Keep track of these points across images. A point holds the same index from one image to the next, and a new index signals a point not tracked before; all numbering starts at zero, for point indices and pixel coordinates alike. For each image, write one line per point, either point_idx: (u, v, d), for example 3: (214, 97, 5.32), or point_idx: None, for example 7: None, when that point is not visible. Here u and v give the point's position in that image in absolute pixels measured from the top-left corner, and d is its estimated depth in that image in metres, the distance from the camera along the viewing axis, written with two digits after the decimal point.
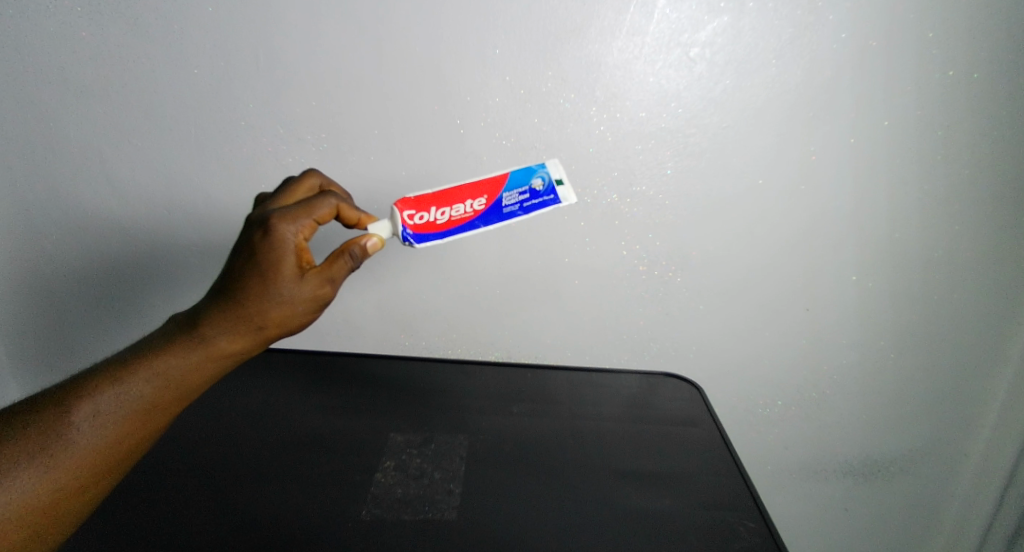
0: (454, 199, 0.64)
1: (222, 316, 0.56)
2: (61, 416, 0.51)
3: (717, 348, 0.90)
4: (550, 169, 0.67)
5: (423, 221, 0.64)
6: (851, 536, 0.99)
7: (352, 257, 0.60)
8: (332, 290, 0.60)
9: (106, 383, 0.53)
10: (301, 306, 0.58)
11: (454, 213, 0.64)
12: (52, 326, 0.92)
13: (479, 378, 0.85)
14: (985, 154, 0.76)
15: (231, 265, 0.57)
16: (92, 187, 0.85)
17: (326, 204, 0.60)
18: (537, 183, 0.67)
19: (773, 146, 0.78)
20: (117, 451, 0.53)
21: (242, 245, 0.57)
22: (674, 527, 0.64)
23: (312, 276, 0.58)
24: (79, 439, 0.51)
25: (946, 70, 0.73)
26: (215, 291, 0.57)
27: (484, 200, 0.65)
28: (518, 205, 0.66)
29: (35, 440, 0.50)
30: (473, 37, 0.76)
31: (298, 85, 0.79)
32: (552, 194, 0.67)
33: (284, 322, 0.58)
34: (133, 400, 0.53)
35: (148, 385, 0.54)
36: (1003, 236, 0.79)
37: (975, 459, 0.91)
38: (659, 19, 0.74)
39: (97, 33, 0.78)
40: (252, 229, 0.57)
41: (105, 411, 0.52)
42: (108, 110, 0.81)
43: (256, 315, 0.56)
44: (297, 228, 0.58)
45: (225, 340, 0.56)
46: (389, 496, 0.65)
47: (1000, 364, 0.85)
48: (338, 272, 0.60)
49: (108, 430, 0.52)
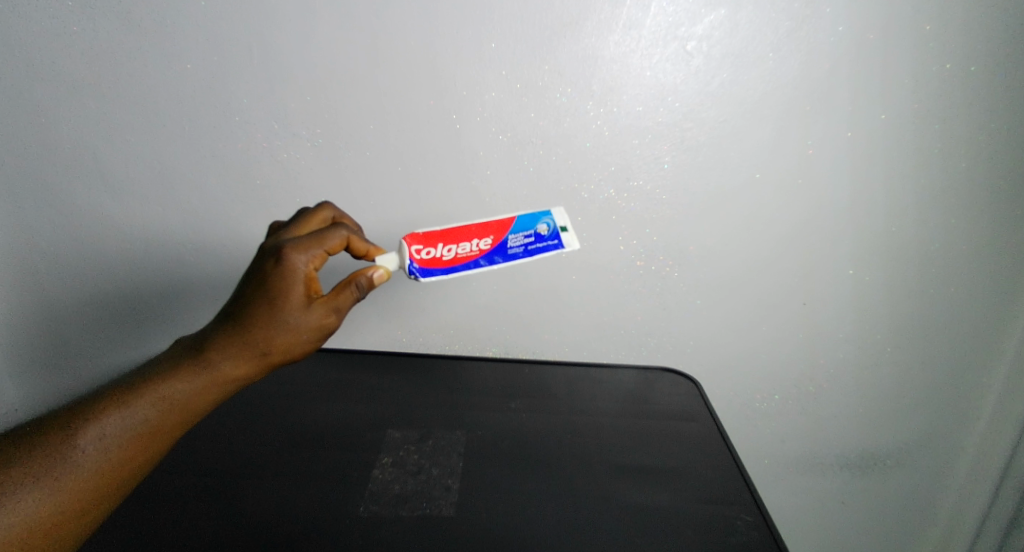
0: (462, 237, 0.66)
1: (229, 340, 0.55)
2: (67, 438, 0.50)
3: (713, 343, 0.90)
4: (556, 216, 0.69)
5: (429, 256, 0.64)
6: (848, 529, 0.99)
7: (358, 288, 0.60)
8: (337, 319, 0.59)
9: (111, 406, 0.52)
10: (307, 334, 0.57)
11: (460, 250, 0.65)
12: (46, 329, 0.91)
13: (475, 374, 0.85)
14: (981, 147, 0.76)
15: (240, 290, 0.56)
16: (85, 184, 0.84)
17: (337, 235, 0.59)
18: (542, 227, 0.68)
19: (771, 140, 0.78)
20: (120, 474, 0.52)
21: (252, 272, 0.57)
22: (672, 522, 0.64)
23: (319, 305, 0.58)
24: (83, 462, 0.50)
25: (943, 63, 0.73)
26: (222, 316, 0.57)
27: (490, 240, 0.66)
28: (523, 247, 0.68)
29: (41, 462, 0.49)
30: (470, 31, 0.75)
31: (293, 79, 0.78)
32: (556, 239, 0.68)
33: (289, 349, 0.57)
34: (137, 424, 0.52)
35: (153, 409, 0.53)
36: (997, 230, 0.80)
37: (970, 450, 0.91)
38: (656, 12, 0.74)
39: (88, 28, 0.77)
40: (264, 257, 0.57)
41: (111, 434, 0.51)
42: (100, 106, 0.81)
43: (262, 341, 0.56)
44: (308, 258, 0.57)
45: (230, 365, 0.55)
46: (386, 493, 0.65)
47: (996, 357, 0.86)
48: (345, 302, 0.59)
49: (113, 453, 0.51)
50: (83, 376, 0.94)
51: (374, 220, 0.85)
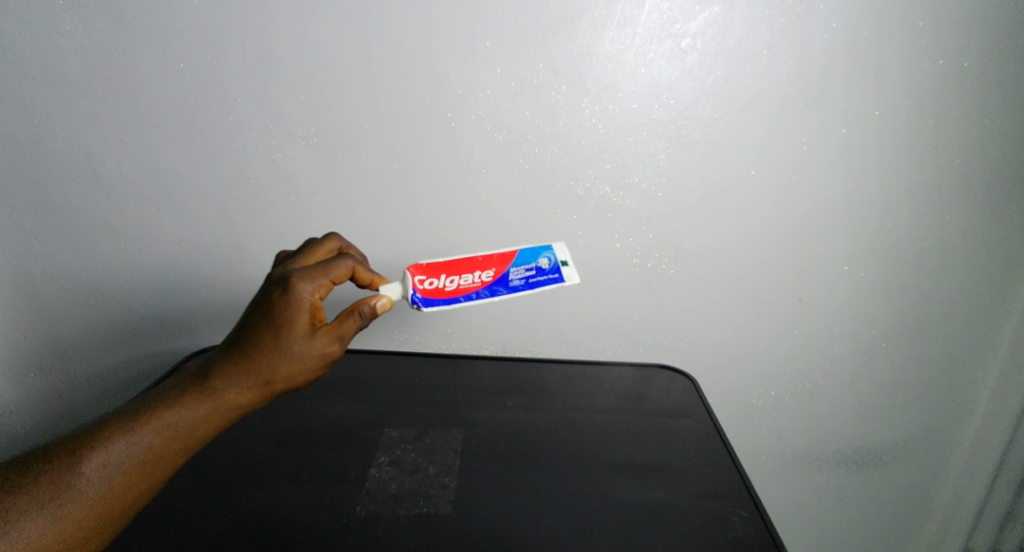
0: (464, 268, 0.66)
1: (233, 368, 0.54)
2: (71, 464, 0.49)
3: (709, 339, 0.90)
4: (557, 250, 0.70)
5: (432, 287, 0.64)
6: (844, 525, 0.99)
7: (361, 316, 0.58)
8: (340, 348, 0.58)
9: (116, 432, 0.51)
10: (310, 363, 0.56)
11: (462, 281, 0.66)
12: (37, 330, 0.90)
13: (472, 372, 0.85)
14: (974, 143, 0.77)
15: (246, 319, 0.56)
16: (78, 184, 0.84)
17: (342, 265, 0.58)
18: (543, 261, 0.69)
19: (767, 137, 0.78)
20: (122, 502, 0.51)
21: (259, 302, 0.56)
22: (669, 519, 0.64)
23: (323, 333, 0.56)
24: (86, 489, 0.49)
25: (936, 59, 0.73)
26: (227, 343, 0.56)
27: (492, 272, 0.67)
28: (524, 279, 0.68)
29: (44, 489, 0.48)
30: (464, 29, 0.75)
31: (287, 77, 0.78)
32: (557, 273, 0.69)
33: (292, 377, 0.55)
34: (141, 451, 0.51)
35: (157, 436, 0.52)
36: (990, 225, 0.80)
37: (964, 444, 0.92)
38: (651, 9, 0.74)
39: (79, 27, 0.77)
40: (271, 287, 0.56)
41: (115, 461, 0.50)
42: (92, 105, 0.80)
43: (265, 369, 0.54)
44: (315, 287, 0.56)
45: (234, 393, 0.54)
46: (383, 492, 0.65)
47: (990, 352, 0.87)
48: (348, 330, 0.57)
49: (117, 480, 0.50)
50: (75, 377, 0.93)
51: (370, 219, 0.85)
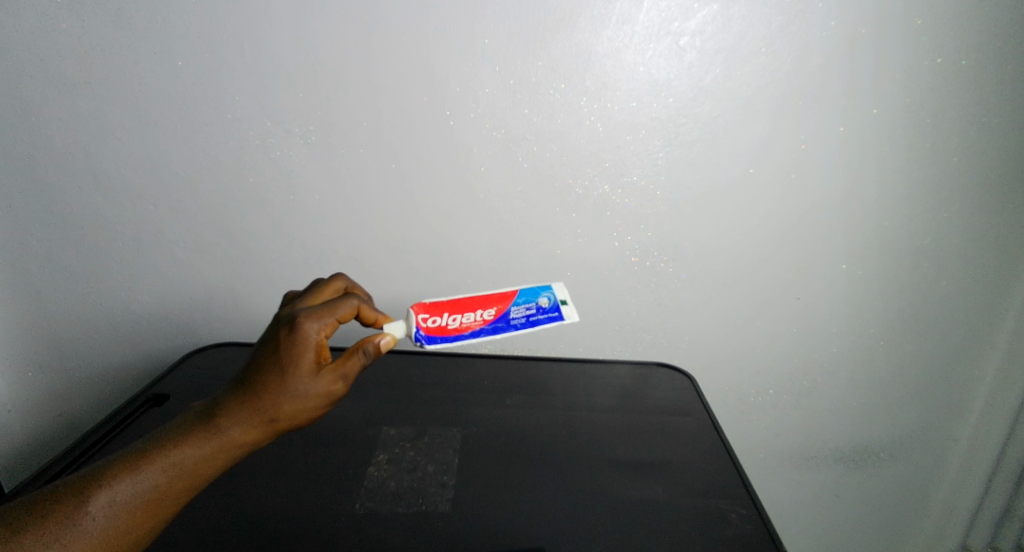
0: (466, 307, 0.67)
1: (239, 406, 0.54)
2: (79, 504, 0.49)
3: (708, 338, 0.90)
4: (556, 290, 0.71)
5: (435, 324, 0.65)
6: (842, 522, 1.00)
7: (365, 354, 0.57)
8: (344, 386, 0.57)
9: (122, 471, 0.51)
10: (314, 401, 0.55)
11: (464, 319, 0.66)
12: (35, 329, 0.90)
13: (471, 371, 0.85)
14: (973, 142, 0.77)
15: (253, 357, 0.56)
16: (76, 183, 0.83)
17: (348, 304, 0.58)
18: (543, 300, 0.70)
19: (765, 136, 0.78)
20: (128, 541, 0.50)
21: (266, 340, 0.56)
22: (666, 516, 0.64)
23: (327, 371, 0.56)
24: (92, 528, 0.49)
25: (934, 58, 0.74)
26: (233, 381, 0.56)
27: (493, 310, 0.68)
28: (525, 318, 0.69)
29: (52, 528, 0.48)
30: (463, 27, 0.75)
31: (285, 75, 0.78)
32: (557, 311, 0.70)
33: (296, 416, 0.55)
34: (146, 490, 0.51)
35: (162, 475, 0.51)
36: (988, 224, 0.80)
37: (963, 441, 0.92)
38: (649, 8, 0.74)
39: (76, 25, 0.76)
40: (278, 326, 0.56)
41: (121, 499, 0.50)
42: (90, 104, 0.80)
43: (270, 408, 0.54)
44: (320, 326, 0.56)
45: (238, 431, 0.53)
46: (382, 490, 0.65)
47: (988, 349, 0.87)
48: (352, 368, 0.57)
49: (122, 519, 0.50)
50: (73, 376, 0.93)
51: (369, 217, 0.85)
